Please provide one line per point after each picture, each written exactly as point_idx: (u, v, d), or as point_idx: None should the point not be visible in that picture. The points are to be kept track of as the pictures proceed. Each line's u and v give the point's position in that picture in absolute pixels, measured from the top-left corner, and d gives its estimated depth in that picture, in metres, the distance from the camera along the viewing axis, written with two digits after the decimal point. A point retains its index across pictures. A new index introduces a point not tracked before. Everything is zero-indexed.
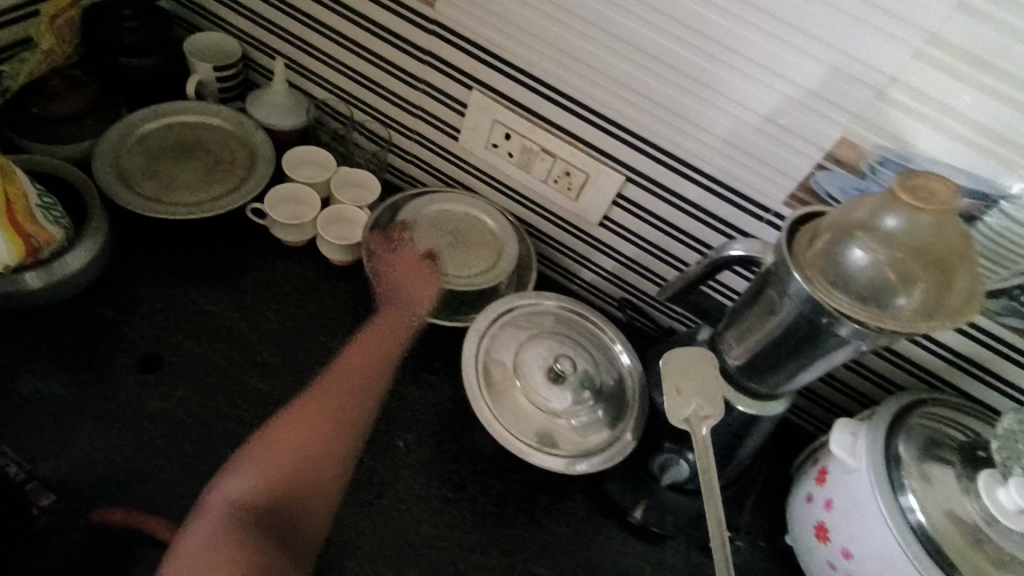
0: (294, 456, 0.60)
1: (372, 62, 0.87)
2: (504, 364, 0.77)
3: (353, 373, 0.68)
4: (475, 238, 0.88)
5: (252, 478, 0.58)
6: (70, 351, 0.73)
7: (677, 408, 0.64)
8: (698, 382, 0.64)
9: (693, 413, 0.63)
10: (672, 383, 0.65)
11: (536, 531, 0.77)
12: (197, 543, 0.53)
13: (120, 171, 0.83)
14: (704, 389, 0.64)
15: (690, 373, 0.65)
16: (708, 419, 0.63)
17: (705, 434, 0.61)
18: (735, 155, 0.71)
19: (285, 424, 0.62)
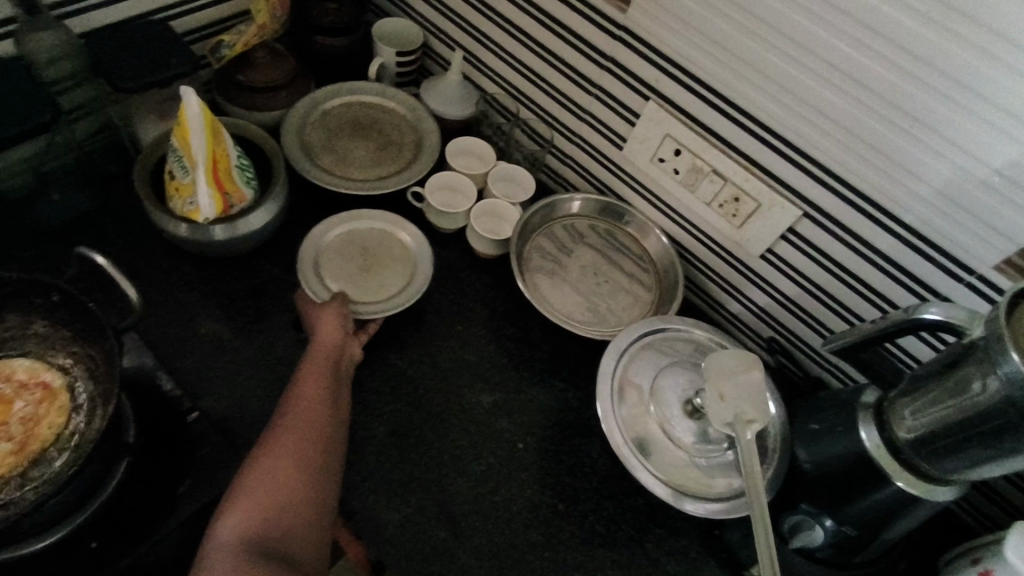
0: (278, 489, 0.55)
1: (548, 61, 0.87)
2: (640, 387, 0.75)
3: (313, 414, 0.62)
4: (386, 257, 0.83)
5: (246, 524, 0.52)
6: (239, 302, 0.80)
7: (723, 412, 0.65)
8: (736, 385, 0.65)
9: (736, 418, 0.64)
10: (713, 391, 0.66)
11: (645, 563, 0.73)
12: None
13: (303, 141, 0.89)
14: (747, 393, 0.64)
15: (726, 377, 0.66)
16: (753, 423, 0.62)
17: (748, 439, 0.61)
18: (945, 207, 0.64)
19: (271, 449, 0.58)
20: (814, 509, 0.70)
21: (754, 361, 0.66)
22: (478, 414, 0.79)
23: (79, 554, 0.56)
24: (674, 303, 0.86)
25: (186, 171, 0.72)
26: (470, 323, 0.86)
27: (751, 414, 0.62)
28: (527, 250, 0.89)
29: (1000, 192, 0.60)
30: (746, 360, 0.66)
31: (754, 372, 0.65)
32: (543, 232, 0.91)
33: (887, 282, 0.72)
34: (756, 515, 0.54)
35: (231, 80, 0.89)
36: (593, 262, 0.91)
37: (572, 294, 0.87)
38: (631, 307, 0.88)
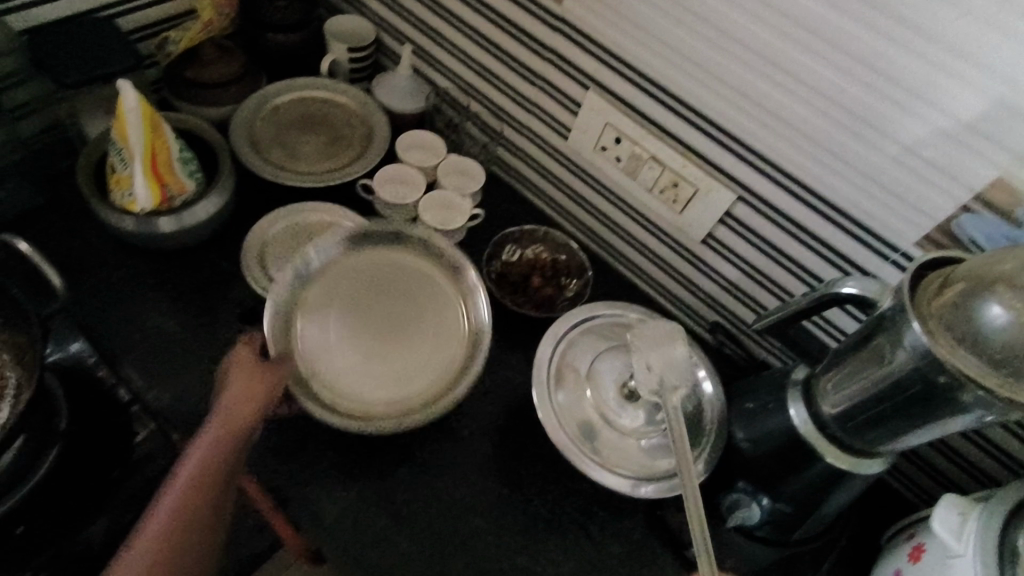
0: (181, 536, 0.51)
1: (493, 54, 0.88)
2: (579, 371, 0.76)
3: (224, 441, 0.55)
4: None
5: None
6: (186, 295, 0.80)
7: (649, 381, 0.70)
8: (662, 355, 0.71)
9: (662, 385, 0.70)
10: (641, 361, 0.71)
11: (588, 546, 0.74)
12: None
13: (252, 136, 0.90)
14: (668, 361, 0.70)
15: (652, 348, 0.72)
16: (676, 389, 0.69)
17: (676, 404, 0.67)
18: (867, 186, 0.65)
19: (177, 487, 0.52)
20: (752, 487, 0.70)
21: (674, 335, 0.73)
22: None
23: (11, 542, 0.61)
24: (475, 382, 0.73)
25: (124, 163, 0.72)
26: None
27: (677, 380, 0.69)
28: (334, 294, 0.76)
29: (916, 170, 0.61)
30: (666, 334, 0.73)
31: (672, 342, 0.72)
32: (355, 264, 0.78)
33: (819, 262, 0.73)
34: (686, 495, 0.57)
35: (179, 77, 0.90)
36: (409, 312, 0.77)
37: (349, 356, 0.73)
38: (426, 371, 0.74)
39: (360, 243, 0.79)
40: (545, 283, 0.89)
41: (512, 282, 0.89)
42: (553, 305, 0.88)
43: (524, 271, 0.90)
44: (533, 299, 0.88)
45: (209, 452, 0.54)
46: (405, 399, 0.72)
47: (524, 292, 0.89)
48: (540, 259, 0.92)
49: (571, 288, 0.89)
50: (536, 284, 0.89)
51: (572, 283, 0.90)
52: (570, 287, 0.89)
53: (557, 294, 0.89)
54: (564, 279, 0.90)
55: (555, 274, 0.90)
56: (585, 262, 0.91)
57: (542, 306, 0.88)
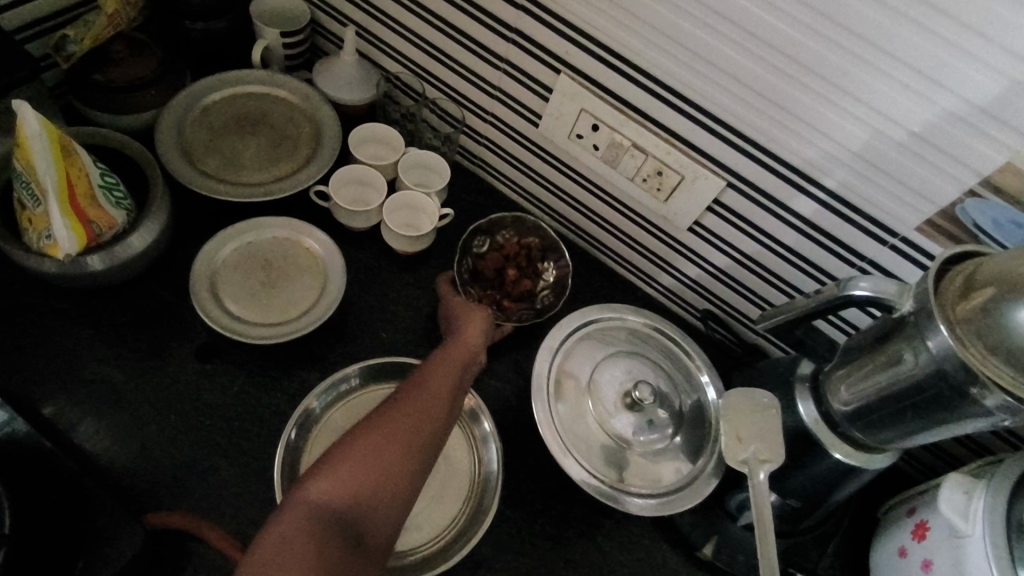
0: (388, 448, 0.56)
1: (448, 35, 0.79)
2: (577, 381, 0.72)
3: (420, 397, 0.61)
4: (292, 267, 0.75)
5: (340, 480, 0.52)
6: (129, 337, 0.71)
7: (734, 451, 0.62)
8: (755, 426, 0.63)
9: (751, 456, 0.62)
10: (731, 431, 0.64)
11: (598, 559, 0.72)
12: (300, 514, 0.50)
13: (183, 146, 0.79)
14: (761, 432, 0.63)
15: (744, 418, 0.64)
16: (767, 462, 0.61)
17: (763, 479, 0.59)
18: (866, 170, 0.62)
19: (397, 409, 0.59)
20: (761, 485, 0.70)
21: (769, 406, 0.65)
22: None
23: None
24: (483, 522, 0.68)
25: (36, 199, 0.62)
26: (394, 328, 0.80)
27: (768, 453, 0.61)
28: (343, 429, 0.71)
29: (917, 154, 0.58)
30: (762, 404, 0.65)
31: (769, 415, 0.64)
32: (365, 400, 0.72)
33: (814, 248, 0.70)
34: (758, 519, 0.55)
35: (86, 81, 0.77)
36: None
37: None
38: (423, 523, 0.68)
39: (372, 378, 0.74)
40: (523, 274, 0.82)
41: (486, 280, 0.82)
42: (534, 297, 0.82)
43: (497, 265, 0.82)
44: (513, 295, 0.81)
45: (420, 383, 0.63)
46: (401, 551, 0.66)
47: (502, 288, 0.82)
48: (511, 248, 0.83)
49: (549, 272, 0.83)
50: (513, 278, 0.81)
51: (550, 266, 0.83)
52: (549, 273, 0.83)
53: (537, 284, 0.82)
54: (541, 264, 0.83)
55: (530, 262, 0.83)
56: (558, 239, 0.84)
57: (524, 300, 0.81)
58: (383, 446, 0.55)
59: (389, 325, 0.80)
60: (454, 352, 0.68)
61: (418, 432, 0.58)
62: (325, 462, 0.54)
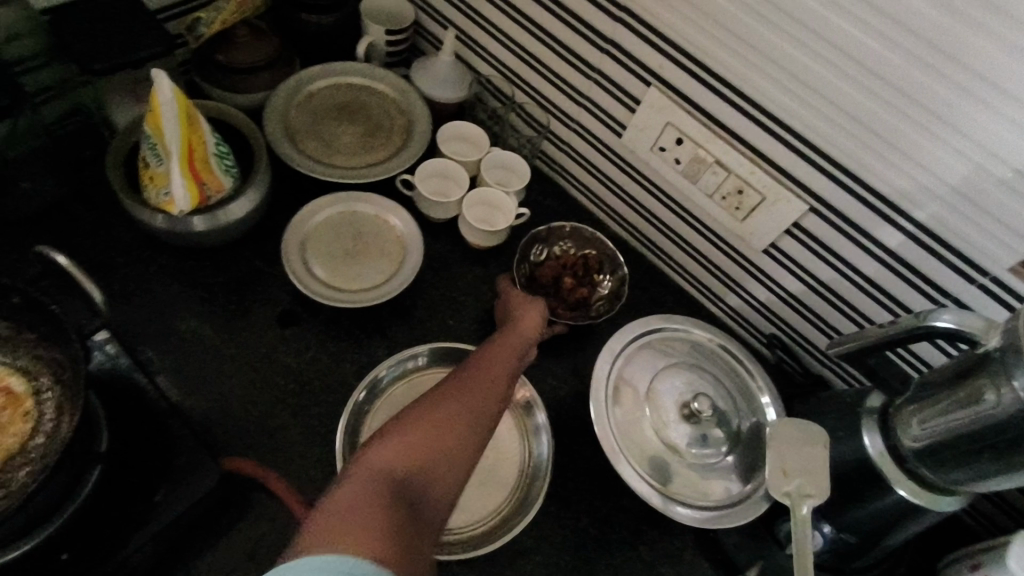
0: (459, 419, 0.57)
1: (544, 43, 0.82)
2: (635, 389, 0.72)
3: (494, 369, 0.65)
4: (374, 247, 0.79)
5: (406, 447, 0.52)
6: (220, 296, 0.77)
7: (778, 483, 0.59)
8: (800, 458, 0.60)
9: (794, 492, 0.58)
10: (778, 463, 0.59)
11: (639, 568, 0.71)
12: (355, 492, 0.46)
13: (286, 126, 0.85)
14: (805, 464, 0.59)
15: (790, 448, 0.60)
16: (812, 500, 0.57)
17: (808, 516, 0.55)
18: (961, 206, 0.60)
19: (461, 385, 0.60)
20: (814, 514, 0.68)
21: (819, 438, 0.61)
22: None
23: (52, 569, 0.54)
24: (527, 513, 0.70)
25: (160, 159, 0.68)
26: (458, 317, 0.83)
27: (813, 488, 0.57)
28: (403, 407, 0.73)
29: (1018, 191, 0.56)
30: (811, 435, 0.61)
31: (817, 450, 0.60)
32: (428, 380, 0.76)
33: (894, 281, 0.69)
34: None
35: (210, 60, 0.84)
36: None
37: None
38: (465, 507, 0.70)
39: (436, 361, 0.77)
40: (580, 283, 0.84)
41: (542, 287, 0.83)
42: (591, 305, 0.83)
43: (556, 272, 0.83)
44: (571, 302, 0.82)
45: (505, 358, 0.67)
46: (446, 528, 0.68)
47: (558, 296, 0.83)
48: (569, 258, 0.85)
49: (605, 283, 0.85)
50: (569, 286, 0.83)
51: (606, 278, 0.85)
52: (605, 284, 0.85)
53: (593, 294, 0.84)
54: (597, 275, 0.85)
55: (587, 273, 0.85)
56: (612, 249, 0.86)
57: (580, 307, 0.82)
58: (458, 417, 0.57)
59: (455, 313, 0.83)
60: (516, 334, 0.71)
61: (468, 416, 0.57)
62: (381, 438, 0.53)
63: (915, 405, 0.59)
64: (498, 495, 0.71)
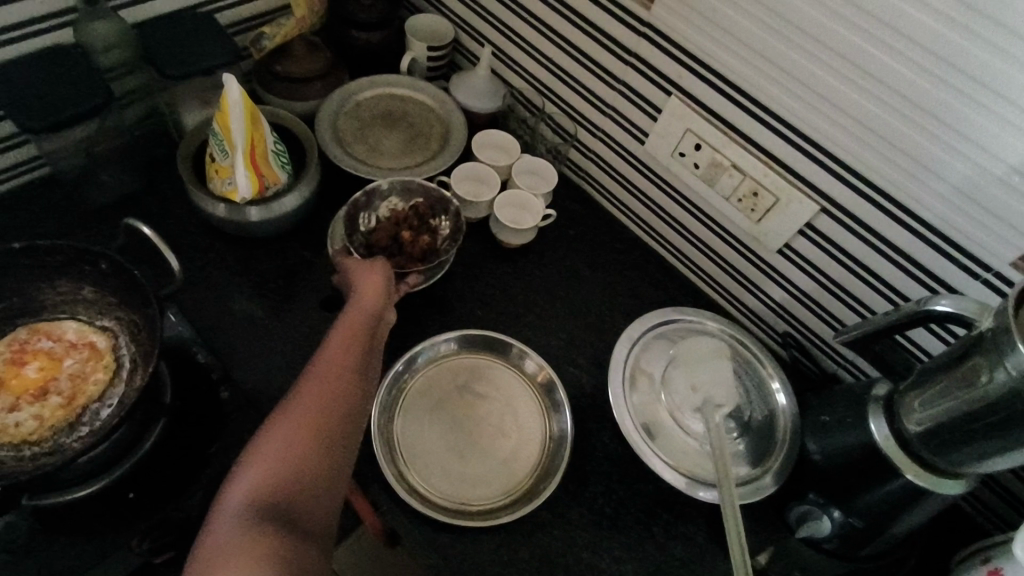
0: (301, 437, 0.56)
1: (574, 56, 0.89)
2: (651, 375, 0.77)
3: (329, 368, 0.62)
4: None
5: (263, 468, 0.53)
6: (271, 281, 0.84)
7: (690, 399, 0.76)
8: (708, 374, 0.77)
9: (706, 402, 0.75)
10: (689, 379, 0.76)
11: (652, 547, 0.74)
12: (224, 537, 0.48)
13: (336, 130, 0.93)
14: (712, 379, 0.76)
15: (695, 368, 0.77)
16: (720, 406, 0.75)
17: (717, 422, 0.72)
18: (963, 204, 0.64)
19: (304, 397, 0.59)
20: (823, 499, 0.69)
21: (715, 353, 0.79)
22: (500, 409, 0.79)
23: (122, 506, 0.62)
24: (550, 484, 0.74)
25: (225, 153, 0.76)
26: (486, 308, 0.88)
27: (722, 399, 0.75)
28: (432, 387, 0.79)
29: (1015, 188, 0.60)
30: (709, 352, 0.79)
31: (716, 363, 0.78)
32: (457, 363, 0.81)
33: (901, 278, 0.73)
34: (725, 508, 0.57)
35: (270, 71, 0.93)
36: (503, 417, 0.79)
37: (433, 441, 0.75)
38: (489, 480, 0.74)
39: (465, 347, 0.82)
40: (417, 234, 0.83)
41: (386, 249, 0.82)
42: (437, 251, 0.83)
43: (391, 232, 0.82)
44: (417, 254, 0.81)
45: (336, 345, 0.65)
46: (471, 499, 0.73)
47: (402, 253, 0.82)
48: (397, 213, 0.84)
49: (443, 226, 0.85)
50: (408, 240, 0.82)
51: (441, 220, 0.85)
52: (443, 228, 0.85)
53: (435, 239, 0.84)
54: (432, 221, 0.85)
55: (423, 220, 0.84)
56: (440, 192, 0.86)
57: (428, 256, 0.82)
58: (309, 423, 0.57)
59: (484, 304, 0.89)
60: (357, 317, 0.69)
61: (328, 414, 0.58)
62: (241, 463, 0.55)
63: (915, 389, 0.62)
64: (521, 471, 0.75)
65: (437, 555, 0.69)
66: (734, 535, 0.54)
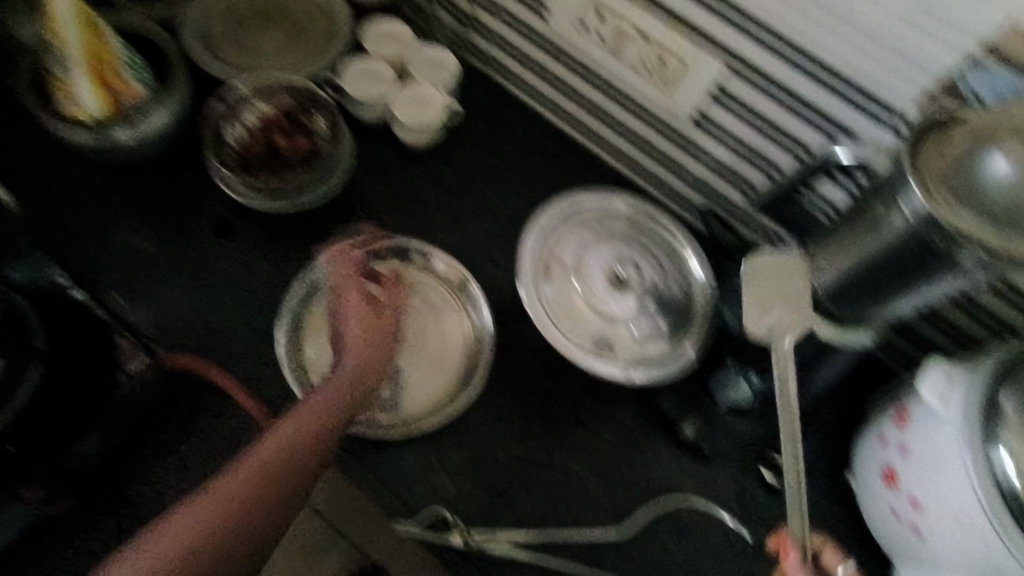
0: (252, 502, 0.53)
1: None
2: (565, 263, 0.75)
3: (309, 427, 0.57)
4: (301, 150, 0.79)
5: (220, 501, 0.51)
6: (155, 210, 0.77)
7: (754, 318, 0.60)
8: (766, 288, 0.59)
9: (771, 326, 0.58)
10: (756, 300, 0.59)
11: (581, 434, 0.74)
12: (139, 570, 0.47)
13: (206, 35, 0.83)
14: (779, 294, 0.59)
15: (772, 285, 0.59)
16: (790, 330, 0.58)
17: (788, 348, 0.58)
18: (867, 46, 0.60)
19: (290, 428, 0.56)
20: (740, 365, 0.70)
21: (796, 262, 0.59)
22: (414, 318, 0.76)
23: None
24: (472, 386, 0.73)
25: (64, 67, 0.67)
26: (397, 215, 0.83)
27: (793, 324, 0.58)
28: None
29: (918, 22, 0.56)
30: (789, 262, 0.59)
31: (792, 276, 0.59)
32: None
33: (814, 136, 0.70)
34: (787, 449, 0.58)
35: None
36: (423, 322, 0.76)
37: None
38: (413, 388, 0.74)
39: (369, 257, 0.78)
40: (296, 139, 0.78)
41: (264, 160, 0.78)
42: (318, 151, 0.78)
43: (264, 142, 0.78)
44: (300, 161, 0.78)
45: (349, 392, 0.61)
46: (396, 408, 0.72)
47: (282, 160, 0.78)
48: (267, 119, 0.78)
49: (321, 123, 0.79)
50: (287, 147, 0.78)
51: (317, 119, 0.79)
52: (320, 125, 0.79)
53: (314, 140, 0.79)
54: (307, 121, 0.79)
55: (296, 122, 0.79)
56: (310, 88, 0.79)
57: (311, 160, 0.78)
58: (274, 467, 0.55)
59: (393, 212, 0.83)
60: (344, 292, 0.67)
61: (291, 463, 0.56)
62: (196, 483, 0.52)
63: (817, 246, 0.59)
64: (443, 375, 0.74)
65: (363, 466, 0.69)
66: (797, 515, 0.59)
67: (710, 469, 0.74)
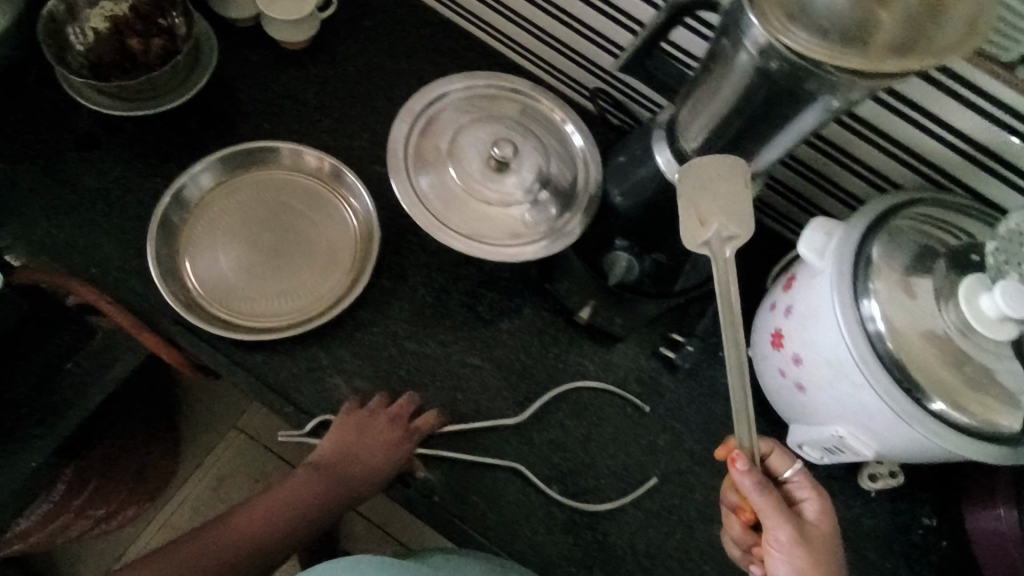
0: (251, 545, 0.64)
1: None
2: (439, 147, 0.70)
3: (303, 493, 0.67)
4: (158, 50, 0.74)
5: (225, 533, 0.64)
6: (10, 127, 0.73)
7: (694, 233, 0.55)
8: (712, 197, 0.54)
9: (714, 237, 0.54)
10: (692, 210, 0.54)
11: (478, 326, 0.74)
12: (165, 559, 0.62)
13: None
14: (721, 203, 0.54)
15: (710, 192, 0.54)
16: (733, 240, 0.55)
17: (729, 258, 0.55)
18: None
19: (288, 486, 0.67)
20: (630, 241, 0.67)
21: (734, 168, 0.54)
22: (295, 219, 0.74)
23: None
24: (358, 283, 0.71)
25: None
26: (275, 119, 0.78)
27: (735, 230, 0.54)
28: (218, 217, 0.73)
29: None
30: (729, 169, 0.54)
31: (731, 184, 0.55)
32: (239, 185, 0.74)
33: None
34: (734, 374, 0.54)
35: None
36: (304, 222, 0.74)
37: (228, 264, 0.72)
38: (296, 289, 0.72)
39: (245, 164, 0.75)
40: (150, 38, 0.73)
41: (119, 63, 0.73)
42: (174, 49, 0.73)
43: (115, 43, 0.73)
44: (156, 60, 0.73)
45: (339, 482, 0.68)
46: (279, 310, 0.71)
47: (137, 61, 0.73)
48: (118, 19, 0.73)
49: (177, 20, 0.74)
50: (141, 47, 0.73)
51: (172, 16, 0.74)
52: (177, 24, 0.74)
53: (172, 40, 0.74)
54: (162, 20, 0.74)
55: (150, 21, 0.74)
56: None
57: (167, 58, 0.73)
58: (276, 512, 0.66)
59: (270, 116, 0.78)
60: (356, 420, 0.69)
61: (281, 522, 0.66)
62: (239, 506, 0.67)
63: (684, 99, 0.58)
64: (328, 274, 0.73)
65: (252, 373, 0.69)
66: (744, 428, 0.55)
67: (609, 350, 0.75)
